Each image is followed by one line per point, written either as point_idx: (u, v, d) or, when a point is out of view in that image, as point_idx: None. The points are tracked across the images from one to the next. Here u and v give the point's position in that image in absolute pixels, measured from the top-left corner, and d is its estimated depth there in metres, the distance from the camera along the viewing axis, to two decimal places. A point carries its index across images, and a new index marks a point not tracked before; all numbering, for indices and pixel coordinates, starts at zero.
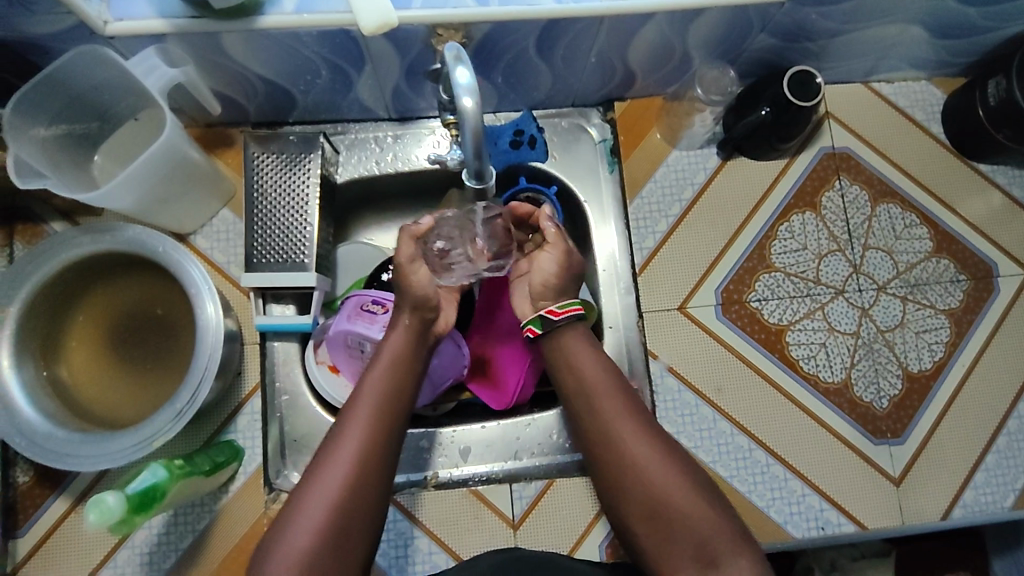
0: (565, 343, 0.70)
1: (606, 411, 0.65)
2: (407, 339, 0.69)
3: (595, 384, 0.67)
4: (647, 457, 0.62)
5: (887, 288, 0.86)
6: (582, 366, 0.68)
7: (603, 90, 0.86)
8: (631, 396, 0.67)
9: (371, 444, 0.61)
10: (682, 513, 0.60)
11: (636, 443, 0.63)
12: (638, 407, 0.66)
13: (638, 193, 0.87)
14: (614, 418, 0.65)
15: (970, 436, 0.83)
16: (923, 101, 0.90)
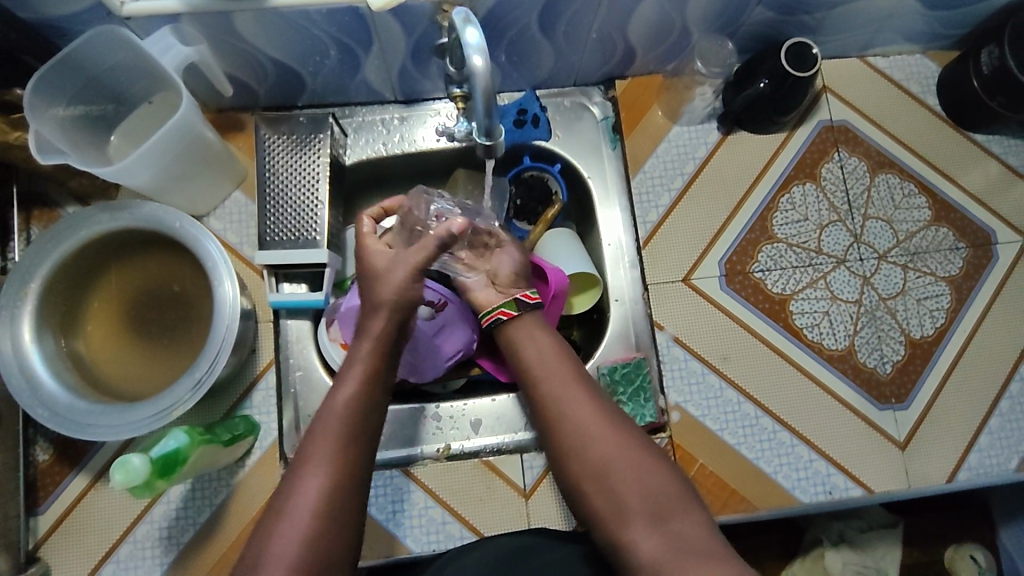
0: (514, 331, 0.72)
1: (552, 390, 0.67)
2: (380, 341, 0.67)
3: (540, 366, 0.68)
4: (593, 427, 0.64)
5: (888, 256, 0.87)
6: (529, 349, 0.70)
7: (604, 68, 0.88)
8: (576, 375, 0.68)
9: (345, 454, 0.60)
10: (630, 476, 0.61)
11: (581, 415, 0.65)
12: (584, 382, 0.67)
13: (641, 168, 0.88)
14: (563, 395, 0.66)
15: (973, 400, 0.84)
16: (918, 74, 0.92)
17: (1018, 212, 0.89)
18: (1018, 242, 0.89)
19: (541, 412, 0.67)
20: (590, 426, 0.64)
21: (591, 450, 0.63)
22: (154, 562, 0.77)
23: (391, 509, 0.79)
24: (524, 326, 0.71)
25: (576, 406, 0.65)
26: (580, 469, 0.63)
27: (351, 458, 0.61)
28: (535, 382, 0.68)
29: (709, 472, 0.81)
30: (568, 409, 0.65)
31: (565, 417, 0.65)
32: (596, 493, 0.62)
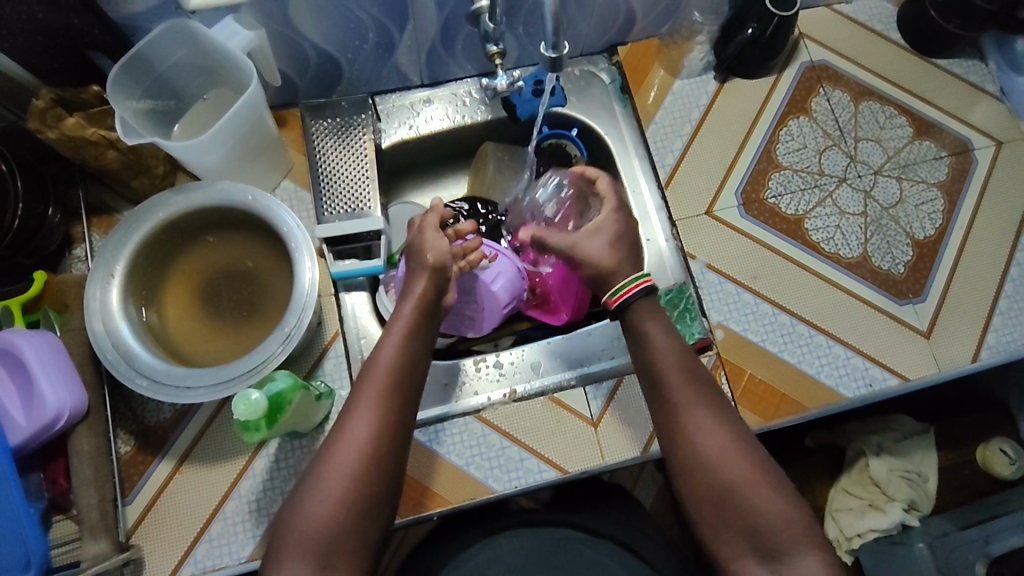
0: (642, 326, 0.73)
1: (677, 394, 0.69)
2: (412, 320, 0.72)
3: (670, 370, 0.70)
4: (718, 450, 0.66)
5: (883, 170, 0.97)
6: (652, 353, 0.71)
7: (606, 36, 0.98)
8: (705, 386, 0.70)
9: (388, 399, 0.66)
10: (753, 498, 0.63)
11: (706, 436, 0.66)
12: (709, 401, 0.69)
13: (653, 119, 0.97)
14: (695, 407, 0.68)
15: (981, 285, 0.93)
16: (879, 15, 1.05)
17: (987, 121, 1.01)
18: (989, 147, 1.00)
19: (670, 413, 0.69)
20: (712, 442, 0.66)
21: (712, 463, 0.65)
22: (247, 535, 0.77)
23: (469, 453, 0.82)
24: (655, 330, 0.73)
25: (700, 423, 0.67)
26: (698, 480, 0.66)
27: (395, 401, 0.66)
28: (663, 382, 0.70)
29: (759, 380, 0.87)
30: (691, 423, 0.67)
31: (689, 424, 0.67)
32: (703, 498, 0.65)
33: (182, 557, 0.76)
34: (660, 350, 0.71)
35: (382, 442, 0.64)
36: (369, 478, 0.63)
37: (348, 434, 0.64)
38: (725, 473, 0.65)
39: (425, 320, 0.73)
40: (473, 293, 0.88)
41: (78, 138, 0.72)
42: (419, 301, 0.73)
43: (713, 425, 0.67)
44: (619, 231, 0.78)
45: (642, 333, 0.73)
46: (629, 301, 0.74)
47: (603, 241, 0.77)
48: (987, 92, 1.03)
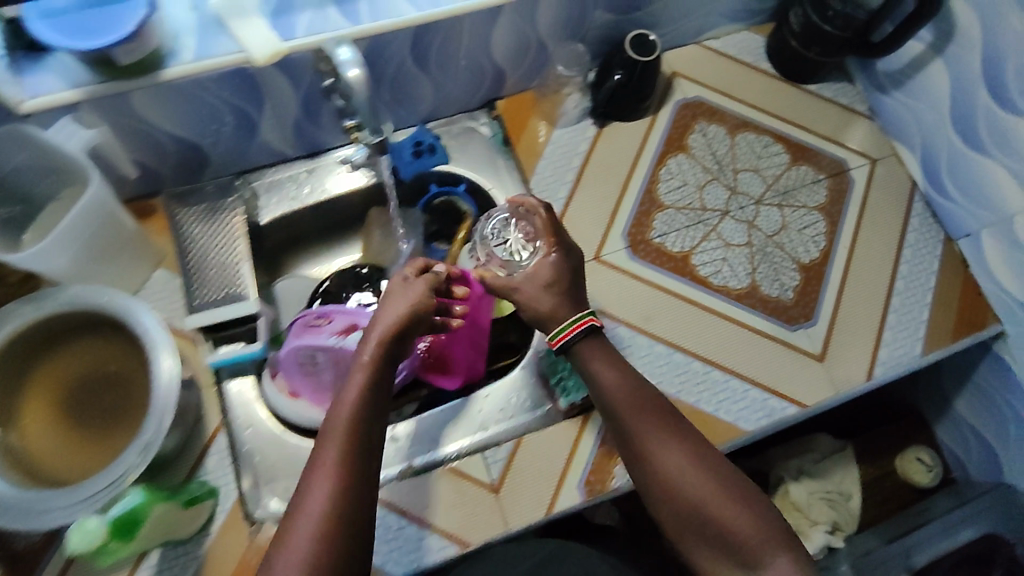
0: (588, 361, 0.74)
1: (631, 422, 0.69)
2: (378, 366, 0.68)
3: (620, 399, 0.71)
4: (681, 469, 0.65)
5: (764, 199, 0.99)
6: (605, 388, 0.72)
7: (480, 92, 0.98)
8: (654, 408, 0.70)
9: (353, 447, 0.62)
10: (721, 513, 0.63)
11: (667, 458, 0.66)
12: (668, 423, 0.69)
13: (535, 170, 0.98)
14: (649, 435, 0.68)
15: (870, 303, 0.95)
16: (747, 47, 1.08)
17: (859, 141, 1.04)
18: (865, 165, 1.03)
19: (629, 443, 0.69)
20: (674, 463, 0.66)
21: (676, 484, 0.65)
22: None
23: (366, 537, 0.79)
24: (598, 363, 0.73)
25: (661, 447, 0.67)
26: (666, 507, 0.65)
27: (357, 460, 0.61)
28: (614, 414, 0.71)
29: None
30: (652, 448, 0.67)
31: (647, 450, 0.67)
32: (675, 519, 0.65)
33: None
34: (607, 383, 0.72)
35: (350, 492, 0.60)
36: (332, 545, 0.57)
37: (307, 503, 0.58)
38: (684, 492, 0.64)
39: (387, 367, 0.69)
40: None
41: None
42: (381, 345, 0.68)
43: (669, 449, 0.67)
44: (552, 276, 0.77)
45: (591, 368, 0.73)
46: (567, 344, 0.75)
47: (536, 287, 0.77)
48: (858, 112, 1.06)
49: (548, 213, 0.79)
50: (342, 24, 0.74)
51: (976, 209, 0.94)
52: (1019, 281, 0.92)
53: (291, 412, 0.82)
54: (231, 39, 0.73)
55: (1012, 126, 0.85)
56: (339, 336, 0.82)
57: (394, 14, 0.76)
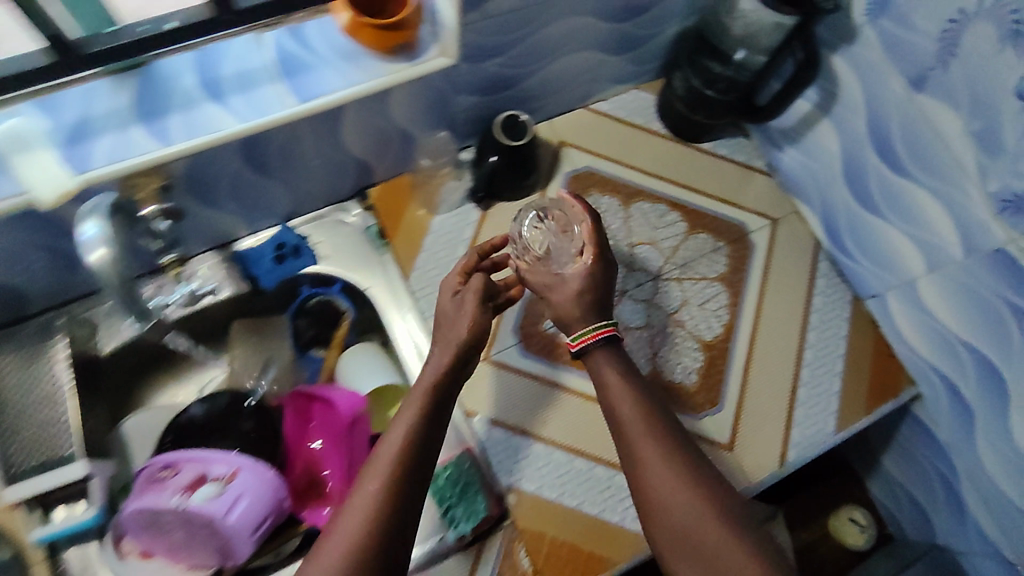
0: (601, 373, 0.74)
1: (634, 439, 0.68)
2: (434, 388, 0.67)
3: (627, 415, 0.70)
4: (680, 495, 0.64)
5: (663, 274, 0.94)
6: (613, 401, 0.71)
7: (347, 182, 0.89)
8: (664, 426, 0.69)
9: (399, 476, 0.60)
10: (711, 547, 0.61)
11: (665, 483, 0.65)
12: (673, 443, 0.68)
13: (414, 266, 0.90)
14: (650, 455, 0.67)
15: (778, 380, 0.90)
16: (637, 107, 1.01)
17: (759, 200, 0.99)
18: (765, 226, 0.98)
19: (632, 463, 0.68)
20: (675, 486, 0.65)
21: (676, 508, 0.64)
22: None
23: None
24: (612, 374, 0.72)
25: (661, 468, 0.66)
26: (667, 530, 0.64)
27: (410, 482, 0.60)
28: (621, 428, 0.70)
29: (563, 542, 0.78)
30: (654, 467, 0.66)
31: (650, 467, 0.66)
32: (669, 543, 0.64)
33: None
34: (615, 395, 0.71)
35: (382, 528, 0.57)
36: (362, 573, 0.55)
37: (334, 541, 0.56)
38: (686, 517, 0.63)
39: (444, 388, 0.68)
40: (212, 527, 0.71)
41: None
42: (440, 376, 0.68)
43: (669, 471, 0.66)
44: (587, 285, 0.77)
45: (604, 381, 0.73)
46: (586, 348, 0.75)
47: (570, 294, 0.77)
48: (757, 168, 1.01)
49: (593, 222, 0.80)
50: (147, 146, 0.65)
51: (881, 271, 0.90)
52: (929, 346, 0.87)
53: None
54: (13, 177, 0.62)
55: (904, 193, 0.80)
56: (184, 494, 0.71)
57: (211, 127, 0.66)
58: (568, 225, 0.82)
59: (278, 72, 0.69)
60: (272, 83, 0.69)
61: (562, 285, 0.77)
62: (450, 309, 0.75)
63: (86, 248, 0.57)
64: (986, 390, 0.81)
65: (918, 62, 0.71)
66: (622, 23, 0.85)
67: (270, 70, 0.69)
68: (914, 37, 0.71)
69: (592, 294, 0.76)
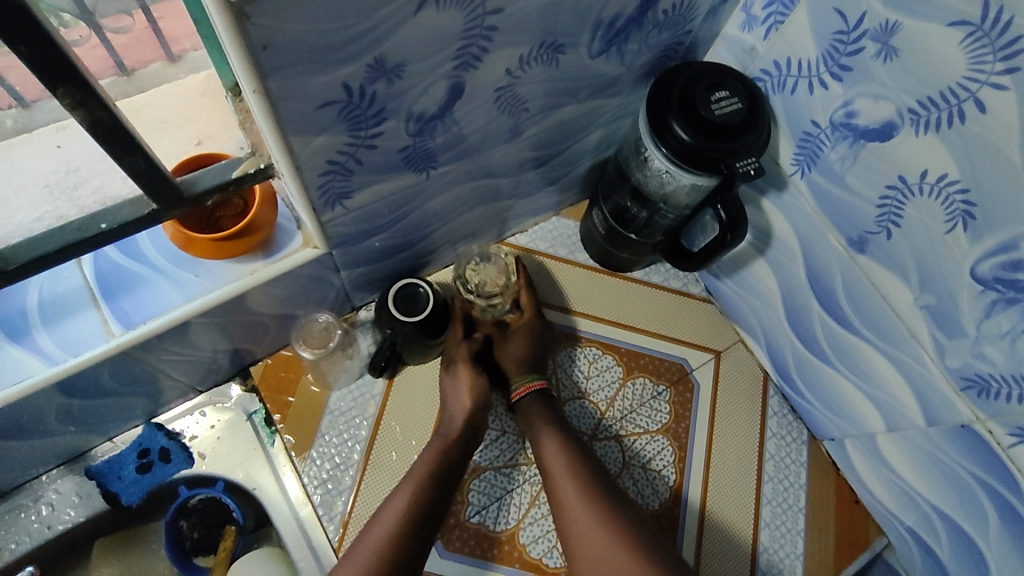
0: (535, 424, 0.75)
1: (567, 502, 0.68)
2: (439, 458, 0.69)
3: (561, 476, 0.70)
4: (606, 546, 0.64)
5: (598, 433, 0.84)
6: (545, 455, 0.72)
7: (225, 367, 0.77)
8: (597, 484, 0.69)
9: (397, 542, 0.63)
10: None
11: (592, 533, 0.65)
12: (603, 496, 0.68)
13: (308, 454, 0.78)
14: (578, 507, 0.67)
15: (734, 546, 0.82)
16: (559, 237, 0.92)
17: (699, 333, 0.90)
18: (709, 362, 0.89)
19: (560, 515, 0.68)
20: (598, 535, 0.65)
21: (600, 559, 0.64)
22: None
23: None
24: (546, 435, 0.73)
25: (588, 521, 0.66)
26: None
27: (413, 532, 0.64)
28: (559, 500, 0.69)
29: None
30: (582, 519, 0.66)
31: (587, 523, 0.66)
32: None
33: None
34: (549, 449, 0.72)
35: None
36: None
37: None
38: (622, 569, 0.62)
39: (452, 456, 0.70)
40: None
41: None
42: (439, 445, 0.71)
43: (596, 524, 0.66)
44: (528, 351, 0.80)
45: (538, 434, 0.74)
46: (520, 400, 0.76)
47: (514, 363, 0.79)
48: (694, 295, 0.92)
49: (529, 286, 0.83)
50: None
51: (835, 416, 0.82)
52: (895, 500, 0.79)
53: None
54: None
55: (853, 347, 0.73)
56: None
57: (13, 375, 0.56)
58: (502, 273, 0.81)
59: (97, 292, 0.59)
60: (92, 307, 0.58)
61: (504, 349, 0.80)
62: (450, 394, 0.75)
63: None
64: (959, 557, 0.73)
65: (857, 223, 0.65)
66: (525, 174, 0.75)
67: (86, 291, 0.59)
68: (850, 197, 0.64)
69: (532, 357, 0.80)
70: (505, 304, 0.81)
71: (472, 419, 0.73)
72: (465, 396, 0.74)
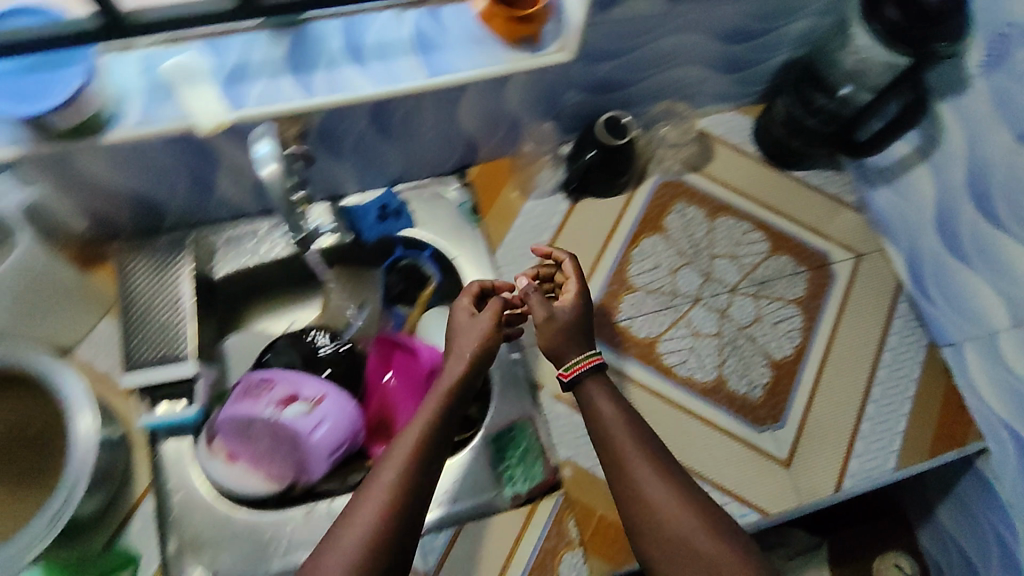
0: (587, 388, 0.74)
1: (653, 500, 0.64)
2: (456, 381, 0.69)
3: (625, 439, 0.68)
4: (670, 504, 0.64)
5: (739, 289, 0.95)
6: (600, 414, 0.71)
7: (454, 158, 0.96)
8: (662, 458, 0.67)
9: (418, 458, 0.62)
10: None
11: (656, 491, 0.65)
12: (662, 462, 0.67)
13: (501, 243, 0.96)
14: (638, 469, 0.66)
15: (841, 407, 0.90)
16: (735, 128, 1.04)
17: (845, 234, 1.01)
18: (849, 260, 0.99)
19: (618, 477, 0.67)
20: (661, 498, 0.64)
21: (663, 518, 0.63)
22: None
23: None
24: (604, 405, 0.71)
25: (650, 483, 0.65)
26: (655, 541, 0.63)
27: (411, 490, 0.60)
28: (618, 460, 0.68)
29: (609, 521, 0.83)
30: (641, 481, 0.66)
31: (685, 523, 0.63)
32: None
33: None
34: (603, 412, 0.70)
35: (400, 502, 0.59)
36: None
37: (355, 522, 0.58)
38: (727, 567, 0.60)
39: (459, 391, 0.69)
40: (296, 442, 0.79)
41: None
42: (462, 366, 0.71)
43: (660, 486, 0.65)
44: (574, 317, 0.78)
45: (589, 395, 0.73)
46: (579, 376, 0.74)
47: (565, 324, 0.77)
48: (846, 203, 1.03)
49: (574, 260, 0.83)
50: (293, 96, 0.73)
51: (960, 318, 0.91)
52: (1003, 401, 0.86)
53: (227, 482, 0.80)
54: (178, 105, 0.71)
55: (997, 242, 0.82)
56: (278, 407, 0.79)
57: (349, 88, 0.75)
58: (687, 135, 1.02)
59: (414, 47, 0.77)
60: (407, 56, 0.77)
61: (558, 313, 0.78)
62: (468, 325, 0.76)
63: (257, 163, 0.65)
64: None
65: None
66: (734, 44, 0.89)
67: (408, 44, 0.77)
68: None
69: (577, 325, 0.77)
70: (680, 158, 1.01)
71: (479, 357, 0.72)
72: (482, 335, 0.74)
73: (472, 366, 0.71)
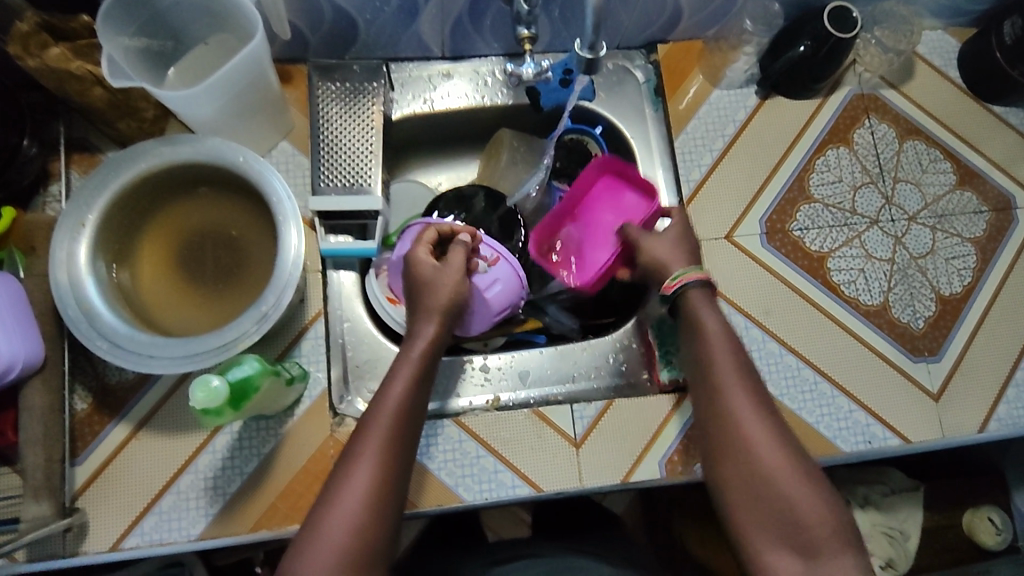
0: (698, 307, 0.71)
1: (747, 427, 0.63)
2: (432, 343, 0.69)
3: (725, 364, 0.66)
4: (763, 436, 0.62)
5: (918, 218, 0.91)
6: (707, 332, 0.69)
7: (647, 32, 0.91)
8: (758, 391, 0.65)
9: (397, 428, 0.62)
10: (831, 557, 0.58)
11: (752, 422, 0.63)
12: (758, 391, 0.65)
13: (684, 128, 0.90)
14: (737, 396, 0.64)
15: (1000, 353, 0.88)
16: (940, 49, 0.97)
17: None
18: None
19: (711, 398, 0.66)
20: (755, 429, 0.63)
21: (753, 447, 0.62)
22: (200, 512, 0.74)
23: (443, 458, 0.80)
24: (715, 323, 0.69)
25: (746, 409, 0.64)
26: (737, 468, 0.62)
27: (394, 464, 0.60)
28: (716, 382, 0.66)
29: None
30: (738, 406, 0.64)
31: (776, 473, 0.61)
32: (784, 548, 0.60)
33: (122, 533, 0.73)
34: (711, 333, 0.68)
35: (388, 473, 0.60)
36: (368, 539, 0.57)
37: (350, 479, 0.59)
38: (811, 525, 0.59)
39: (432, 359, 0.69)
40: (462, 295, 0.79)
41: (61, 70, 0.66)
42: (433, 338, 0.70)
43: (755, 418, 0.63)
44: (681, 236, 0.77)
45: (699, 313, 0.70)
46: (683, 288, 0.72)
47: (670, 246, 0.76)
48: None
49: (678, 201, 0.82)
50: None
51: None
52: None
53: (387, 316, 0.82)
54: None
55: None
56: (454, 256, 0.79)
57: None
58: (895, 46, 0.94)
59: None
60: None
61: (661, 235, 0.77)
62: (433, 277, 0.72)
63: None
64: None
65: None
66: None
67: None
68: None
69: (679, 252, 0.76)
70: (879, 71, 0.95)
71: (451, 310, 0.71)
72: (449, 289, 0.72)
73: (441, 328, 0.71)
